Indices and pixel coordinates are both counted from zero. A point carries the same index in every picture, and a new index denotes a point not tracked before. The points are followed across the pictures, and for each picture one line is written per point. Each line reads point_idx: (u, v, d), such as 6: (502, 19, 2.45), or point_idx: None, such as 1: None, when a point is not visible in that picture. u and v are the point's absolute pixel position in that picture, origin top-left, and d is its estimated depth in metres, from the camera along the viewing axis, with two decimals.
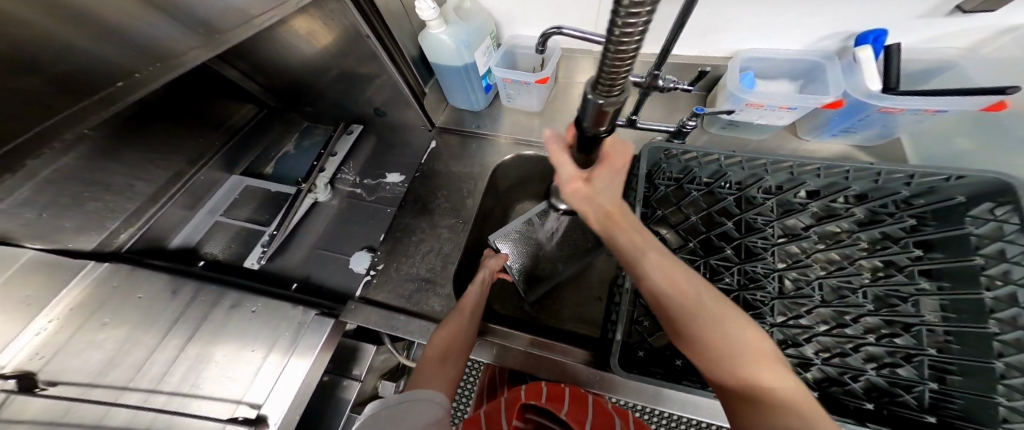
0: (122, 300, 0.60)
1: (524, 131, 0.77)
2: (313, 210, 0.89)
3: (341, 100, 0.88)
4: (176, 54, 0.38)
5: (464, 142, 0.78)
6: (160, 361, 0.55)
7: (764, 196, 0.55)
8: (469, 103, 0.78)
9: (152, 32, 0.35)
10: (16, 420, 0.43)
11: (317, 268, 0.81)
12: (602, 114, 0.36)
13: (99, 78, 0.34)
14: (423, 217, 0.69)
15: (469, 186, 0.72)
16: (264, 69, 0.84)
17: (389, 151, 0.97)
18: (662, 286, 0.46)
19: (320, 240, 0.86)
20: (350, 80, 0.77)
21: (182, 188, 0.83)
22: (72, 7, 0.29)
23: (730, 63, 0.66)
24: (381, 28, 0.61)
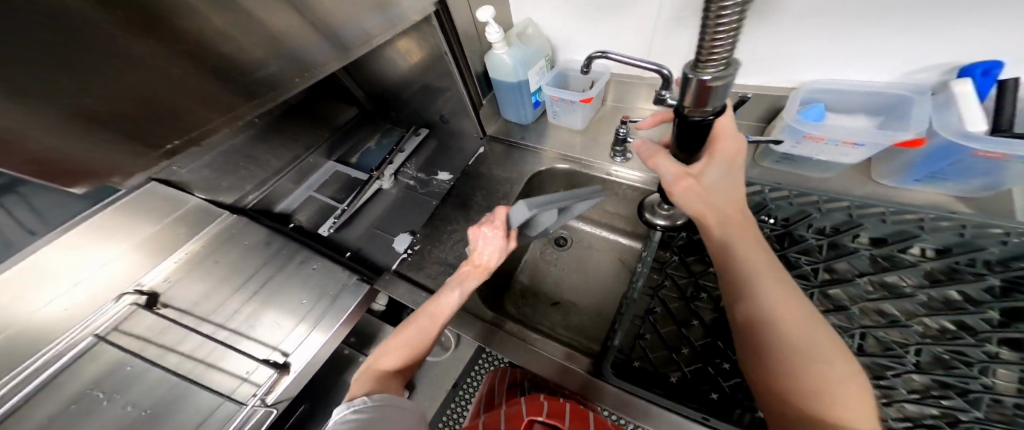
0: (234, 246, 0.77)
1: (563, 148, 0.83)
2: (377, 195, 1.04)
3: (417, 107, 1.05)
4: (321, 65, 0.51)
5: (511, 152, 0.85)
6: (235, 302, 0.72)
7: (812, 236, 0.64)
8: (520, 116, 0.85)
9: (312, 52, 0.48)
10: (131, 330, 0.62)
11: (369, 244, 0.94)
12: (705, 91, 0.37)
13: (279, 82, 0.46)
14: (461, 211, 0.76)
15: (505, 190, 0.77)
16: (366, 80, 1.05)
17: (445, 155, 1.10)
18: (767, 299, 0.45)
19: (377, 220, 0.99)
20: (428, 92, 0.93)
21: (295, 167, 1.05)
22: (269, 30, 0.41)
23: (793, 94, 0.67)
24: (457, 47, 0.72)
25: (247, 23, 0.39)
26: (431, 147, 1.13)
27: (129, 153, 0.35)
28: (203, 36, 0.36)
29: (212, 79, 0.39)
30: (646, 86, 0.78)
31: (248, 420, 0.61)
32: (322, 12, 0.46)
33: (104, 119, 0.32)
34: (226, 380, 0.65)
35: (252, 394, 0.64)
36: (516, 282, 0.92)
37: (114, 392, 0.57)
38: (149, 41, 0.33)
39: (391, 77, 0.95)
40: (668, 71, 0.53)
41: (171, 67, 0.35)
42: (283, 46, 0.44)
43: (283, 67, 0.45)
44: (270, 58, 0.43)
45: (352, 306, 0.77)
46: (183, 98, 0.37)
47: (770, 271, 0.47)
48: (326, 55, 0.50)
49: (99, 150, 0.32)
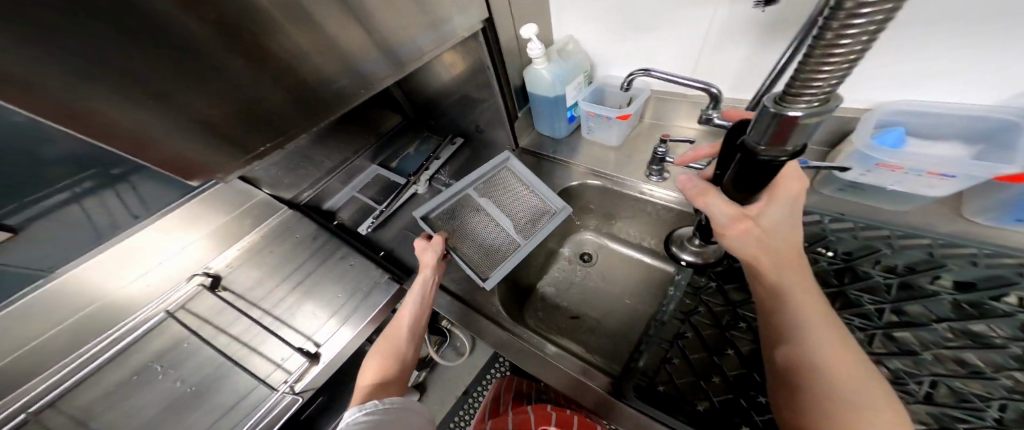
0: (287, 237, 0.93)
1: (594, 165, 0.83)
2: (412, 199, 1.09)
3: (456, 118, 1.10)
4: (379, 80, 0.54)
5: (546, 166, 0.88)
6: (280, 292, 0.83)
7: (876, 271, 0.58)
8: (554, 130, 0.87)
9: (371, 69, 0.52)
10: (195, 309, 0.79)
11: (401, 245, 0.98)
12: (784, 134, 0.32)
13: (343, 95, 0.50)
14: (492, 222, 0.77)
15: (533, 201, 0.81)
16: (412, 91, 1.11)
17: (477, 163, 1.13)
18: (819, 352, 0.41)
19: (411, 223, 1.04)
20: (467, 103, 0.98)
21: (343, 169, 1.15)
22: (335, 48, 0.46)
23: (864, 116, 0.62)
24: (499, 62, 0.74)
25: (316, 40, 0.43)
26: (465, 156, 1.16)
27: (227, 150, 0.42)
28: (283, 51, 0.41)
29: (287, 91, 0.44)
30: (690, 104, 0.74)
31: (275, 406, 0.67)
32: (380, 30, 0.50)
33: (212, 120, 0.39)
34: (263, 365, 0.73)
35: (283, 381, 0.70)
36: (538, 295, 0.91)
37: (169, 367, 0.71)
38: (242, 56, 0.38)
39: (435, 89, 1.00)
40: (717, 90, 0.50)
41: (256, 79, 0.40)
42: (344, 60, 0.48)
43: (344, 79, 0.49)
44: (335, 73, 0.48)
45: (381, 304, 0.81)
46: (264, 105, 0.42)
47: (826, 322, 0.43)
48: (382, 69, 0.53)
49: (203, 147, 0.39)
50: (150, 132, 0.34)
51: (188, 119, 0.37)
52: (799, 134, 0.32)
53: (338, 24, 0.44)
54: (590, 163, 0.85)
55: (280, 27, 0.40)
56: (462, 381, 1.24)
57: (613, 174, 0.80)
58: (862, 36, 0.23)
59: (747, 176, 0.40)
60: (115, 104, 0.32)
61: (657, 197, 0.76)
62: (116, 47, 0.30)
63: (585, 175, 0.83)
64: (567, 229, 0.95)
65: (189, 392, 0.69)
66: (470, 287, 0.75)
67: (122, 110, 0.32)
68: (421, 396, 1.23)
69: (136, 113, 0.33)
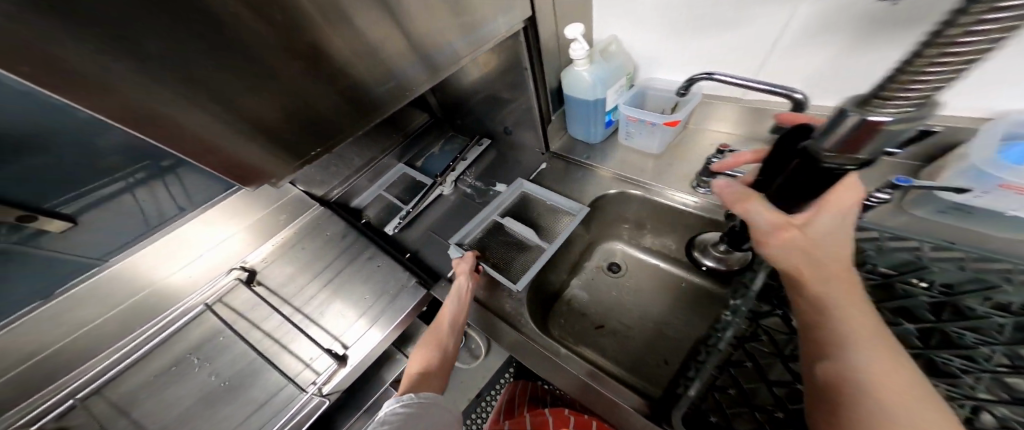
0: (320, 233, 0.95)
1: (630, 173, 0.80)
2: (437, 201, 1.08)
3: (484, 118, 1.08)
4: (415, 86, 0.53)
5: (579, 173, 0.86)
6: (312, 289, 0.85)
7: (985, 308, 0.50)
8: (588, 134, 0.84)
9: (408, 74, 0.51)
10: (232, 301, 0.82)
11: (426, 246, 0.97)
12: (859, 139, 0.29)
13: (381, 103, 0.49)
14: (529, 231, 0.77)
15: (560, 211, 0.83)
16: (442, 92, 1.11)
17: (503, 165, 1.10)
18: (869, 384, 0.32)
19: (436, 225, 1.03)
20: (495, 103, 0.96)
21: (371, 167, 1.16)
22: (373, 54, 0.45)
23: (985, 127, 0.55)
24: (537, 62, 0.71)
25: (364, 46, 0.43)
26: (491, 158, 1.14)
27: (286, 153, 0.43)
28: (337, 56, 0.41)
29: (336, 95, 0.44)
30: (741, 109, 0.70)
31: (303, 406, 0.68)
32: (420, 36, 0.48)
33: (272, 123, 0.40)
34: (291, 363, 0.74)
35: (311, 382, 0.71)
36: (564, 304, 0.89)
37: (205, 359, 0.74)
38: (298, 61, 0.39)
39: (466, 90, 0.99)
40: (801, 95, 0.45)
41: (310, 82, 0.41)
42: (385, 66, 0.47)
43: (387, 84, 0.49)
44: (372, 79, 0.47)
45: (408, 308, 0.80)
46: (317, 108, 0.43)
47: (885, 352, 0.34)
48: (421, 75, 0.52)
49: (263, 151, 0.41)
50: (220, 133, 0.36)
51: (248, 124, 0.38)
52: (876, 142, 0.29)
53: (382, 29, 0.44)
54: (627, 169, 0.81)
55: (330, 34, 0.39)
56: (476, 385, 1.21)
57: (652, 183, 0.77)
58: (999, 26, 0.21)
59: (801, 185, 0.37)
60: (188, 107, 0.33)
61: (700, 208, 0.72)
62: (185, 56, 0.31)
63: (622, 182, 0.80)
64: (596, 236, 0.91)
65: (222, 386, 0.71)
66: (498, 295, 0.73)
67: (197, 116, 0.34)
68: None
69: (206, 116, 0.34)
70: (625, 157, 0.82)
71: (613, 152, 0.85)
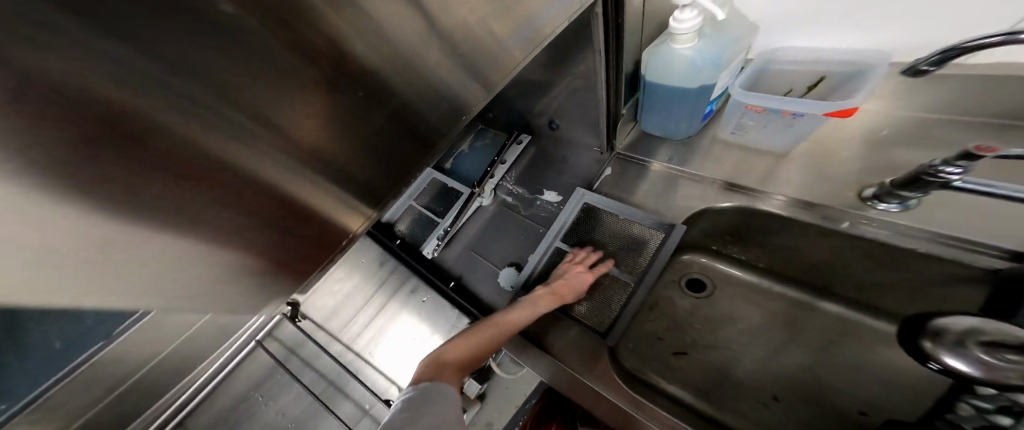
0: (355, 261, 0.98)
1: (721, 175, 0.66)
2: (475, 213, 0.95)
3: (522, 109, 0.91)
4: (469, 105, 0.44)
5: (651, 178, 0.72)
6: (361, 323, 0.90)
7: None
8: (668, 128, 0.71)
9: (460, 90, 0.41)
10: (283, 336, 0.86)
11: (469, 271, 0.85)
12: None
13: (432, 127, 0.41)
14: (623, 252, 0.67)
15: (625, 230, 0.70)
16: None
17: (547, 165, 0.94)
18: None
19: (476, 242, 0.90)
20: (535, 88, 0.79)
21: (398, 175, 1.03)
22: (420, 68, 0.34)
23: None
24: (613, 43, 0.55)
25: (415, 62, 0.34)
26: (531, 156, 0.98)
27: (346, 215, 0.37)
28: (386, 82, 0.33)
29: (390, 123, 0.35)
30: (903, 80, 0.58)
31: None
32: (473, 40, 0.38)
33: (321, 193, 0.33)
34: (349, 408, 0.77)
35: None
36: (644, 335, 0.73)
37: (268, 397, 0.81)
38: (344, 85, 0.29)
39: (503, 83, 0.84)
40: None
41: (358, 124, 0.32)
42: (436, 83, 0.37)
43: (436, 106, 0.39)
44: (421, 97, 0.37)
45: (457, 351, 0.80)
46: (370, 151, 0.35)
47: None
48: (474, 89, 0.42)
49: (316, 236, 0.36)
50: (259, 252, 0.31)
51: (268, 194, 0.29)
52: None
53: (432, 39, 0.33)
54: (717, 170, 0.66)
55: (376, 56, 0.30)
56: (521, 391, 1.15)
57: (759, 188, 0.62)
58: None
59: None
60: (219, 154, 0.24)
61: (829, 219, 0.56)
62: (200, 119, 0.22)
63: (709, 189, 0.66)
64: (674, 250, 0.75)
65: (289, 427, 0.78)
66: (572, 338, 0.61)
67: (229, 246, 0.28)
68: (480, 408, 1.13)
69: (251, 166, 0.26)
70: (716, 156, 0.68)
71: (692, 151, 0.71)
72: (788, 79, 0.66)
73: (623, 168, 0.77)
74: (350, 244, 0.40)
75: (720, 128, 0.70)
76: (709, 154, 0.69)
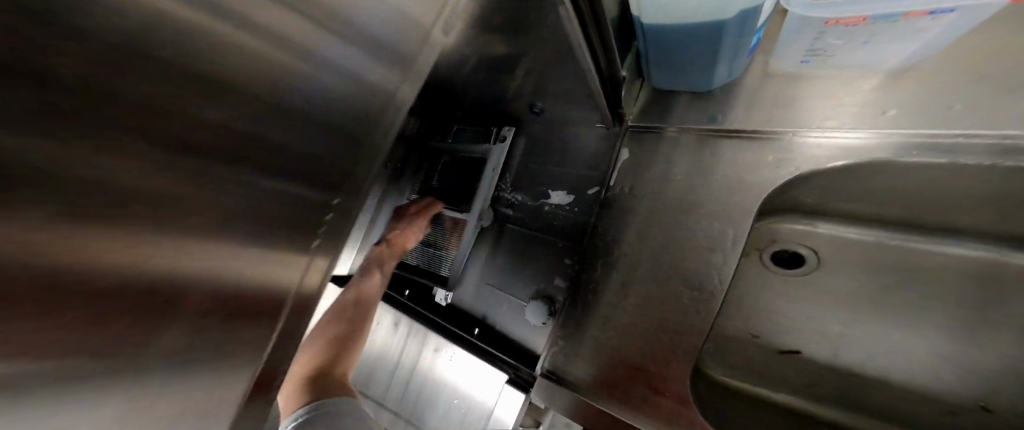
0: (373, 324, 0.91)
1: (788, 125, 0.48)
2: (479, 238, 0.83)
3: (496, 98, 0.72)
4: (397, 91, 0.24)
5: (683, 149, 0.54)
6: (398, 391, 0.83)
7: None
8: (693, 76, 0.51)
9: (357, 58, 0.20)
10: None
11: (494, 307, 0.79)
12: None
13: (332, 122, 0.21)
14: (683, 260, 0.50)
15: (664, 231, 0.52)
16: (439, 97, 0.79)
17: (543, 156, 0.76)
18: None
19: (495, 273, 0.80)
20: (500, 72, 0.60)
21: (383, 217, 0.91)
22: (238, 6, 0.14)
23: None
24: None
25: (223, 43, 0.14)
26: (522, 155, 0.80)
27: (268, 268, 0.21)
28: (209, 117, 0.15)
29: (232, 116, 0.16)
30: None
31: None
32: None
33: (214, 256, 0.18)
34: None
35: None
36: (725, 337, 0.58)
37: None
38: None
39: (463, 79, 0.66)
40: None
41: (214, 198, 0.17)
42: (328, 91, 0.20)
43: (351, 119, 0.22)
44: (276, 58, 0.17)
45: (506, 405, 0.68)
46: (227, 201, 0.17)
47: None
48: (389, 72, 0.23)
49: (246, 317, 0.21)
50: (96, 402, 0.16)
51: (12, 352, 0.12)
52: None
53: None
54: (788, 120, 0.48)
55: None
56: None
57: (854, 132, 0.45)
58: None
59: None
60: None
61: (1005, 154, 0.38)
62: None
63: (777, 145, 0.48)
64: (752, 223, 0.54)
65: None
66: (627, 384, 0.51)
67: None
68: None
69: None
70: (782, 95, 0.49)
71: (738, 101, 0.52)
72: None
73: (640, 143, 0.58)
74: (306, 309, 0.24)
75: (779, 58, 0.50)
76: (770, 98, 0.50)
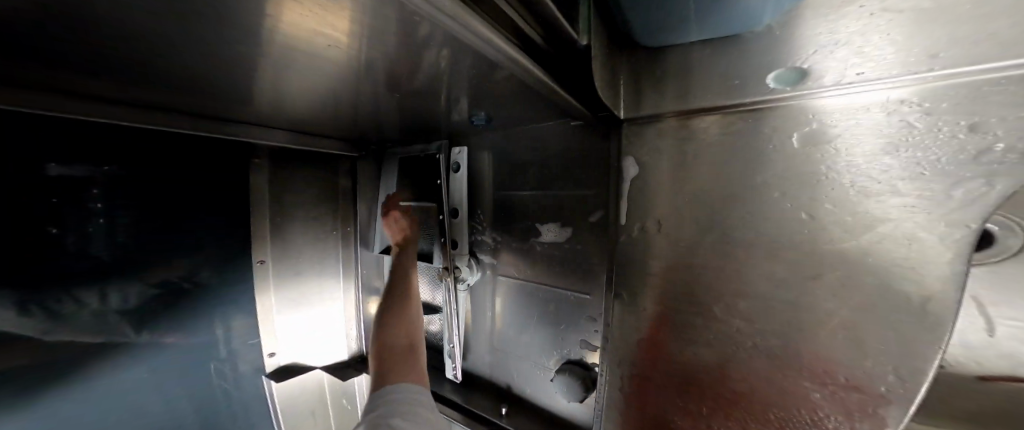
0: None
1: (982, 58, 0.21)
2: (472, 296, 0.66)
3: (426, 116, 0.52)
4: None
5: (730, 141, 0.31)
6: None
7: None
8: (713, 23, 0.27)
9: None
10: None
11: (514, 377, 0.63)
12: None
13: None
14: (789, 328, 0.29)
15: (737, 292, 0.31)
16: (378, 126, 0.63)
17: (515, 177, 0.56)
18: None
19: (503, 336, 0.63)
20: (403, 89, 0.40)
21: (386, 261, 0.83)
22: None
23: None
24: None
25: None
26: (493, 179, 0.59)
27: None
28: None
29: None
30: None
31: None
32: None
33: None
34: None
35: None
36: None
37: None
38: None
39: (373, 104, 0.47)
40: None
41: None
42: None
43: None
44: None
45: None
46: None
47: None
48: None
49: None
50: None
51: None
52: None
53: None
54: (995, 39, 0.20)
55: None
56: None
57: None
58: None
59: None
60: None
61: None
62: None
63: (973, 103, 0.22)
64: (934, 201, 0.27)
65: None
66: None
67: None
68: None
69: None
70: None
71: (838, 26, 0.25)
72: None
73: (645, 139, 0.36)
74: None
75: None
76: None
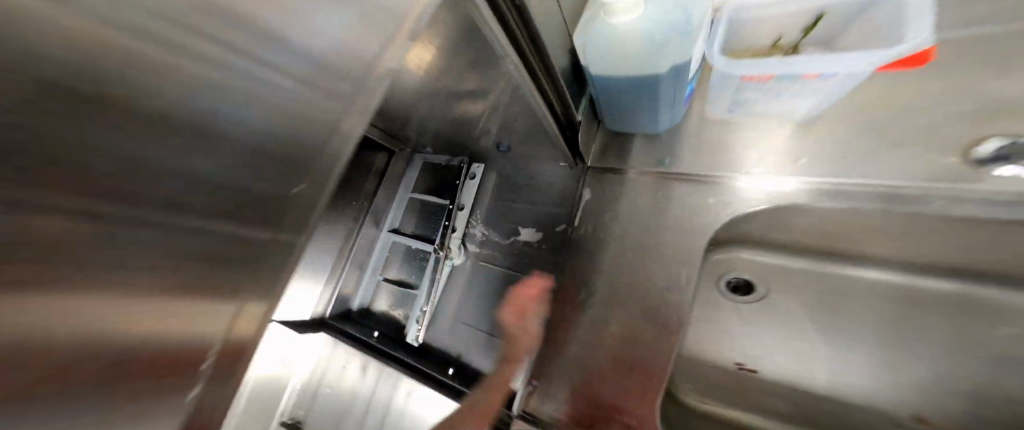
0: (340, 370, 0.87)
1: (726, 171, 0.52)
2: (452, 275, 0.83)
3: (462, 137, 0.76)
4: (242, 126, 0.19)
5: (641, 190, 0.57)
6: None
7: None
8: (636, 124, 0.56)
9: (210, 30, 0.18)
10: None
11: (467, 348, 0.76)
12: None
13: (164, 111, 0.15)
14: (650, 291, 0.52)
15: (628, 271, 0.54)
16: (419, 134, 0.85)
17: (512, 192, 0.79)
18: None
19: (466, 311, 0.79)
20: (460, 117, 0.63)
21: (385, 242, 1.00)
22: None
23: None
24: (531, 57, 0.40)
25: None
26: (495, 190, 0.82)
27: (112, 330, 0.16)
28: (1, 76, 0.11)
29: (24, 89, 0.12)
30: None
31: None
32: None
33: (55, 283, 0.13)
34: None
35: None
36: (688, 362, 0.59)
37: None
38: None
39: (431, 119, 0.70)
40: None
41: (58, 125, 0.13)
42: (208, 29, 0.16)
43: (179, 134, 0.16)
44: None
45: None
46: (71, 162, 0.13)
47: None
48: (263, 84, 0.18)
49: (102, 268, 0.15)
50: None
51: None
52: None
53: None
54: (731, 165, 0.52)
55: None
56: None
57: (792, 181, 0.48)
58: None
59: None
60: None
61: (906, 203, 0.43)
62: None
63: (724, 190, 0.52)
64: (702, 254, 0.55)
65: None
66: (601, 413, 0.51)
67: None
68: None
69: None
70: (726, 139, 0.53)
71: (687, 144, 0.56)
72: (777, 26, 0.55)
73: (599, 181, 0.61)
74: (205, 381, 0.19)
75: (711, 105, 0.54)
76: (715, 139, 0.54)
